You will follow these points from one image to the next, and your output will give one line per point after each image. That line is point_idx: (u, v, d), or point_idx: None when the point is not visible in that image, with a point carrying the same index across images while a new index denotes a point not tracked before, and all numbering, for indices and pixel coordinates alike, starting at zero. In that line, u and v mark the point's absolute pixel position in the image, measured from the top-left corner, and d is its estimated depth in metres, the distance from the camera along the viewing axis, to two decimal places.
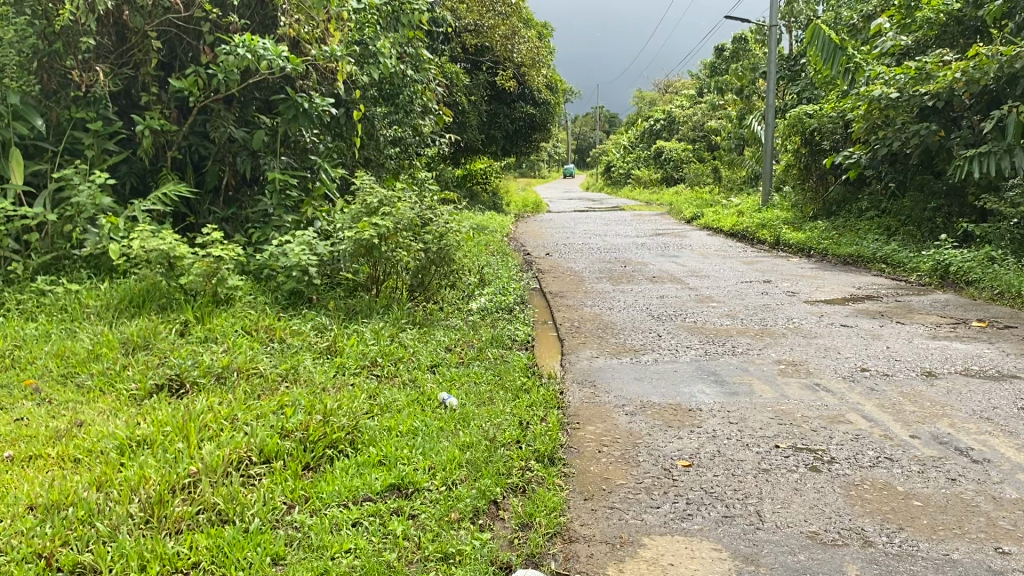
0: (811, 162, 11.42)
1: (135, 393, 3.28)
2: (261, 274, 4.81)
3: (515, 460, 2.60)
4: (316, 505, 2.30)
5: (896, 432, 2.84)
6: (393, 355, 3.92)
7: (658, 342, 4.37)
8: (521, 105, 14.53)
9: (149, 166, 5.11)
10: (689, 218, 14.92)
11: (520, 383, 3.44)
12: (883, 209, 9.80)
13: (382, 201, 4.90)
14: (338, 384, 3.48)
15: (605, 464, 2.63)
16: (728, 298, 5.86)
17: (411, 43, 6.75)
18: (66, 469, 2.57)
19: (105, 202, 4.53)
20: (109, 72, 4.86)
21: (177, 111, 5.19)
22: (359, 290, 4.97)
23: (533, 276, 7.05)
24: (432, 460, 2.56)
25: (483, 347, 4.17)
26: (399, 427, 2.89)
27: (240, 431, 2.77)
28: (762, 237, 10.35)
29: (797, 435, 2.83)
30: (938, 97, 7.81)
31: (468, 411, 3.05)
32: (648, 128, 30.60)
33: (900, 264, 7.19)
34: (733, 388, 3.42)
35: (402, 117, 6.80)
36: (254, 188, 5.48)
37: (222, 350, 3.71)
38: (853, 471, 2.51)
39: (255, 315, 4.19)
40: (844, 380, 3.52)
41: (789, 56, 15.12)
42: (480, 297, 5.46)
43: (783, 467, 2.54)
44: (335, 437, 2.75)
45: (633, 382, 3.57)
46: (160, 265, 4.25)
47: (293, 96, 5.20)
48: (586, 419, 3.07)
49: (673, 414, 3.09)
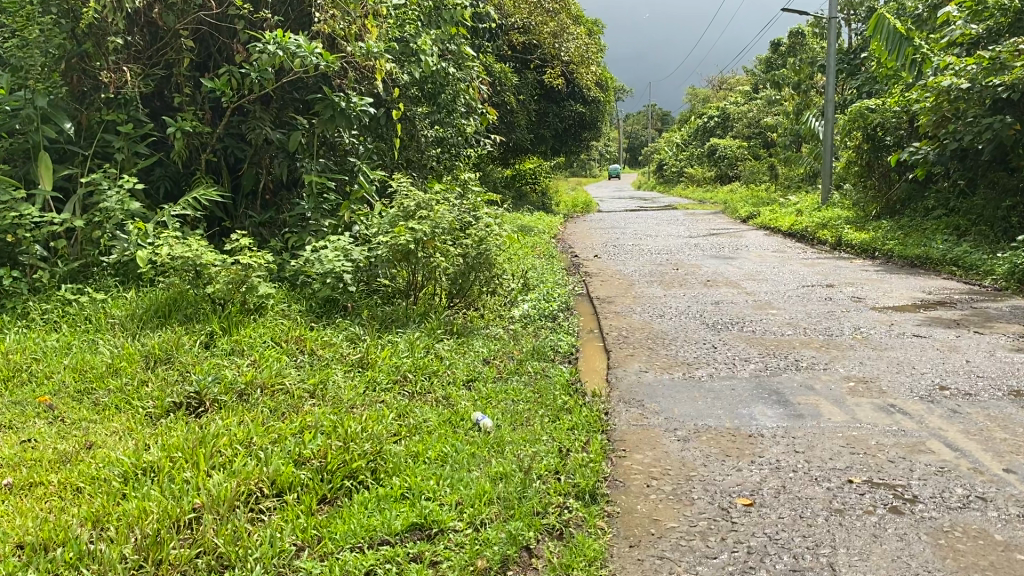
0: (874, 159, 10.90)
1: (151, 411, 3.08)
2: (296, 282, 4.63)
3: (552, 496, 2.33)
4: (328, 548, 2.06)
5: (987, 465, 2.50)
6: (427, 368, 3.67)
7: (714, 355, 4.04)
8: (571, 103, 14.25)
9: (183, 169, 4.94)
10: (744, 217, 14.51)
11: (561, 403, 3.17)
12: (952, 207, 9.31)
13: (420, 204, 4.65)
14: (367, 402, 3.24)
15: (654, 502, 2.34)
16: (788, 305, 5.50)
17: (453, 39, 6.50)
18: (66, 499, 2.37)
19: (135, 207, 4.36)
20: (141, 72, 4.71)
21: (211, 113, 5.02)
22: (396, 297, 4.73)
23: (580, 280, 6.77)
24: (460, 493, 2.31)
25: (523, 359, 3.89)
26: (427, 453, 2.65)
27: (253, 458, 2.55)
28: (823, 238, 9.89)
29: (872, 468, 2.50)
30: (1014, 88, 7.36)
31: (503, 434, 2.80)
32: (702, 124, 30.03)
33: (972, 268, 6.74)
34: (798, 410, 3.10)
35: (444, 117, 6.56)
36: (291, 191, 5.29)
37: (247, 363, 3.51)
38: (941, 514, 2.18)
39: (285, 325, 3.99)
40: (922, 402, 3.17)
41: (849, 49, 14.63)
42: (523, 304, 5.20)
43: (859, 507, 2.23)
44: (355, 466, 2.50)
45: (687, 402, 3.25)
46: (187, 273, 4.05)
47: (329, 96, 4.98)
48: (633, 446, 2.78)
49: (730, 441, 2.78)
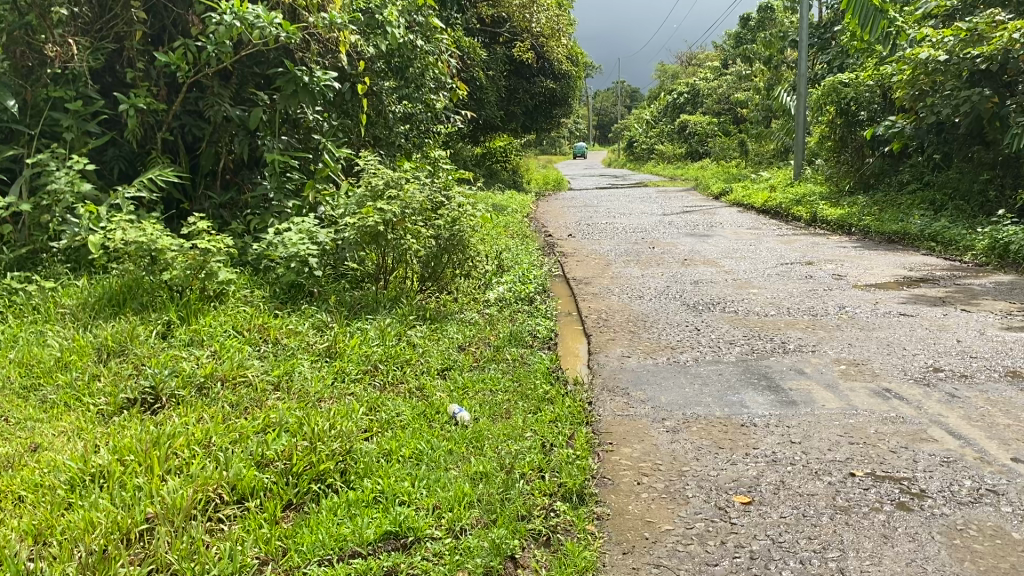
0: (847, 134, 10.81)
1: (103, 409, 2.86)
2: (259, 266, 4.41)
3: (537, 497, 2.17)
4: (293, 562, 1.88)
5: (994, 455, 2.38)
6: (399, 357, 3.49)
7: (698, 337, 3.89)
8: (541, 79, 14.04)
9: (138, 148, 4.68)
10: (717, 193, 14.44)
11: (543, 392, 3.00)
12: (926, 182, 9.27)
13: (388, 183, 4.44)
14: (335, 395, 3.05)
15: (647, 502, 2.18)
16: (768, 284, 5.37)
17: (421, 10, 6.20)
18: (4, 510, 2.15)
19: (86, 188, 4.11)
20: (89, 46, 4.44)
21: (166, 88, 4.76)
22: (365, 281, 4.53)
23: (555, 260, 6.61)
24: (438, 496, 2.14)
25: (501, 346, 3.72)
26: (400, 451, 2.47)
27: (212, 460, 2.35)
28: (797, 214, 9.80)
29: (874, 459, 2.36)
30: (992, 59, 7.27)
31: (482, 428, 2.63)
32: (671, 101, 29.91)
33: (951, 243, 6.67)
34: (790, 396, 2.95)
35: (413, 91, 6.34)
36: (253, 170, 5.05)
37: (206, 355, 3.30)
38: (952, 510, 2.05)
39: (247, 314, 3.79)
40: (918, 385, 3.04)
41: (821, 23, 14.56)
42: (498, 287, 5.02)
43: (865, 504, 2.09)
44: (323, 469, 2.31)
45: (674, 389, 3.10)
46: (142, 258, 3.81)
47: (291, 70, 4.74)
48: (620, 439, 2.62)
49: (722, 432, 2.63)
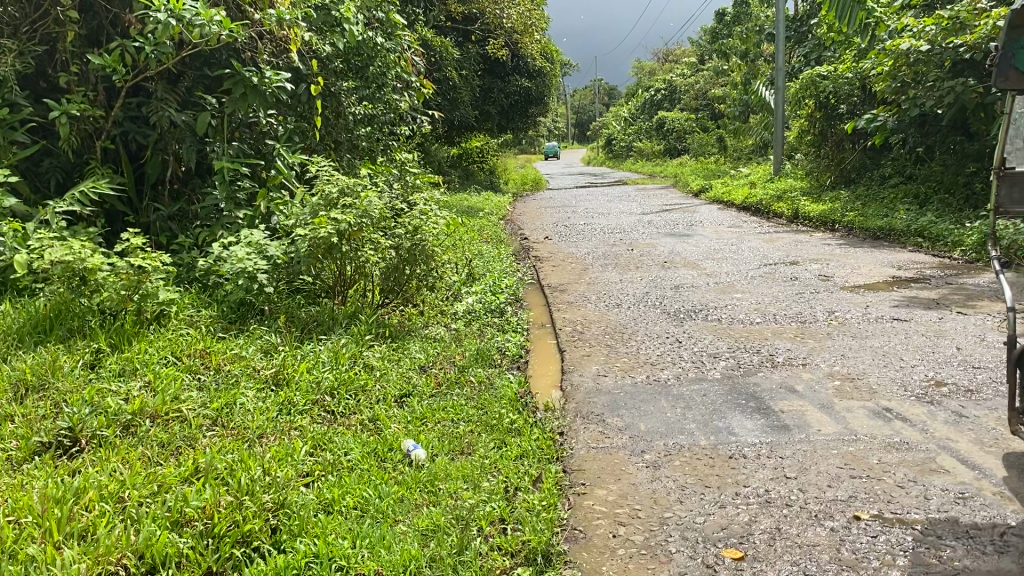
0: (827, 128, 10.58)
1: (13, 454, 2.48)
2: (207, 282, 4.08)
3: (495, 560, 1.88)
4: None
5: (1014, 488, 2.10)
6: (354, 383, 3.17)
7: (680, 351, 3.60)
8: (516, 78, 13.74)
9: (74, 158, 4.35)
10: (696, 190, 14.24)
11: (508, 423, 2.70)
12: (909, 175, 9.06)
13: (343, 190, 4.12)
14: (278, 432, 2.74)
15: (623, 561, 1.88)
16: (752, 287, 5.11)
17: (381, 6, 5.87)
18: None
19: (10, 204, 3.77)
20: (16, 49, 4.10)
21: (105, 93, 4.42)
22: (321, 297, 4.21)
23: (529, 266, 6.32)
24: (380, 561, 1.83)
25: (466, 367, 3.42)
26: (342, 501, 2.17)
27: (123, 519, 2.01)
28: (779, 211, 9.57)
29: (881, 497, 2.08)
30: (976, 48, 7.05)
31: (440, 469, 2.33)
32: (649, 98, 29.73)
33: (939, 239, 6.43)
34: (781, 421, 2.66)
35: (374, 92, 6.01)
36: (203, 179, 4.72)
37: (137, 388, 2.96)
38: (977, 563, 1.77)
39: (187, 338, 3.46)
40: (921, 404, 2.76)
41: (796, 16, 14.37)
42: (466, 298, 4.72)
43: (875, 557, 1.80)
44: (251, 528, 2.00)
45: (654, 414, 2.80)
46: (71, 279, 3.46)
47: (239, 70, 4.41)
48: (594, 478, 2.33)
49: (708, 467, 2.33)
